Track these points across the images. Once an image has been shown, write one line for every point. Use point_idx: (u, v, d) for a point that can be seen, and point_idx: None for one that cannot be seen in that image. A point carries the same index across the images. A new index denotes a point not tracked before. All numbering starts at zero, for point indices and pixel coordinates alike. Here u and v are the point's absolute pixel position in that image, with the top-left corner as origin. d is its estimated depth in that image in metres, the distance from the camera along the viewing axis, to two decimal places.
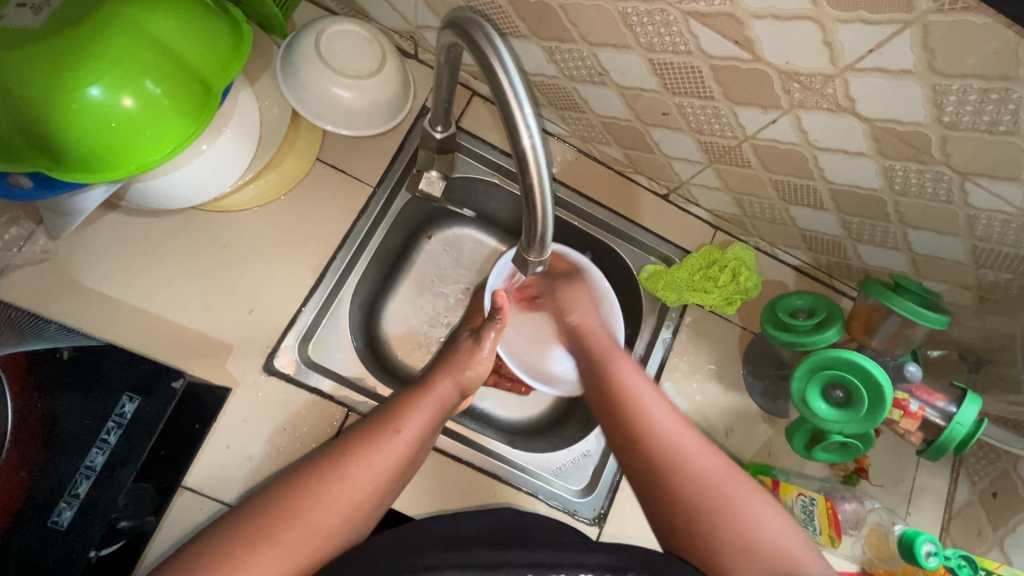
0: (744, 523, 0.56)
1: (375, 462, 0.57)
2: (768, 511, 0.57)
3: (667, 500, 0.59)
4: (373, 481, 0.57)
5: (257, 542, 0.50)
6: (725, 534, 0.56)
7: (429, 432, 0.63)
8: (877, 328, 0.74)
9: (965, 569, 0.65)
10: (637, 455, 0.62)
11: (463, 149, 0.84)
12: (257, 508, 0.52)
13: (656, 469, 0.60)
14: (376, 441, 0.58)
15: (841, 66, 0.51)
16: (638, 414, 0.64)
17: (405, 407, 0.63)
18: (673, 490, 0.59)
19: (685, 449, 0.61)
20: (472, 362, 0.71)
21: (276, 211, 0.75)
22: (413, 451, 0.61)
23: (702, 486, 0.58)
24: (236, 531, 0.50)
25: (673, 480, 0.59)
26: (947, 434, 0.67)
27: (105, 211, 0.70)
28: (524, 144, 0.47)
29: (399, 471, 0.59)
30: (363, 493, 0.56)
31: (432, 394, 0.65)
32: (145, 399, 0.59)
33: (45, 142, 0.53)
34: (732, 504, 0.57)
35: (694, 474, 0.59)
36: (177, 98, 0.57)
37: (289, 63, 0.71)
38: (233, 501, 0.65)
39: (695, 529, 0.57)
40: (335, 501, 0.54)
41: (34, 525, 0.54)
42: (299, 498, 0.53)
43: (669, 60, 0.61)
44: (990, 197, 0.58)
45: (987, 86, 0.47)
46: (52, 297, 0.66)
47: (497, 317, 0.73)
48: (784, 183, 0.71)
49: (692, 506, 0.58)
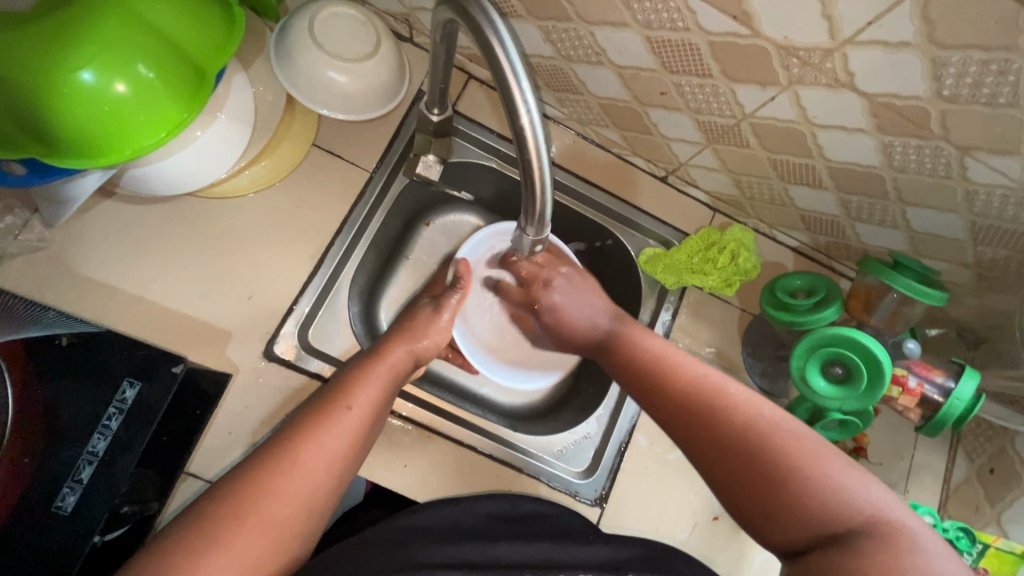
0: (795, 466, 0.53)
1: (326, 440, 0.57)
2: (822, 455, 0.53)
3: (714, 449, 0.57)
4: (328, 463, 0.56)
5: (209, 541, 0.49)
6: (779, 481, 0.52)
7: (382, 400, 0.63)
8: (877, 306, 0.74)
9: (962, 540, 0.68)
10: (676, 409, 0.62)
11: (459, 133, 0.84)
12: (209, 507, 0.51)
13: (699, 416, 0.59)
14: (325, 419, 0.58)
15: (840, 39, 0.51)
16: (680, 367, 0.65)
17: (352, 380, 0.63)
18: (720, 438, 0.57)
19: (727, 398, 0.59)
20: (426, 331, 0.74)
21: (273, 197, 0.75)
22: (368, 425, 0.61)
23: (755, 424, 0.56)
24: (191, 529, 0.49)
25: (725, 423, 0.57)
26: (945, 410, 0.67)
27: (101, 199, 0.70)
28: (522, 122, 0.47)
29: (354, 449, 0.59)
30: (317, 477, 0.55)
31: (382, 362, 0.66)
32: (146, 384, 0.58)
33: (36, 128, 0.52)
34: (788, 449, 0.54)
35: (741, 419, 0.57)
36: (171, 82, 0.56)
37: (283, 48, 0.70)
38: (214, 478, 0.66)
39: (744, 478, 0.54)
40: (290, 490, 0.53)
41: (37, 514, 0.52)
42: (252, 492, 0.52)
43: (667, 37, 0.60)
44: (990, 171, 0.57)
45: (987, 57, 0.47)
46: (50, 286, 0.66)
47: (457, 287, 0.79)
48: (783, 162, 0.71)
49: (743, 453, 0.55)
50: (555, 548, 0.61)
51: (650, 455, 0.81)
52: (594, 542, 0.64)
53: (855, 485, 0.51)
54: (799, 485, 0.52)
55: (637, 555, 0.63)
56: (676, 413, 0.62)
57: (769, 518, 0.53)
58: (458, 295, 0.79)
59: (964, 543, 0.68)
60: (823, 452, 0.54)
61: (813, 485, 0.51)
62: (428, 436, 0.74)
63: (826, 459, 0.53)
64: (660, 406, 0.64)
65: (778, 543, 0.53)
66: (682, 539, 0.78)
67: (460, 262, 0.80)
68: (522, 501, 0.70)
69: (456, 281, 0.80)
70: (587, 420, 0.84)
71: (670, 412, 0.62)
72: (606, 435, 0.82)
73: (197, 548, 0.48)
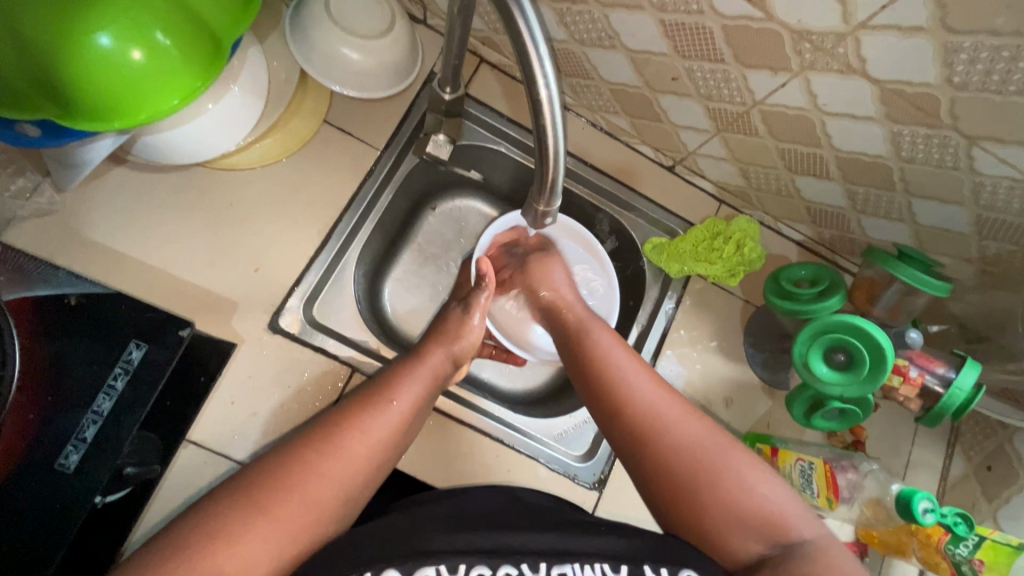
0: (736, 492, 0.53)
1: (370, 429, 0.57)
2: (764, 479, 0.54)
3: (656, 474, 0.56)
4: (370, 452, 0.57)
5: (254, 516, 0.48)
6: (721, 505, 0.53)
7: (422, 401, 0.64)
8: (880, 297, 0.75)
9: (959, 527, 0.67)
10: (625, 423, 0.59)
11: (470, 115, 0.84)
12: (258, 481, 0.51)
13: (645, 432, 0.58)
14: (370, 410, 0.59)
15: (853, 24, 0.52)
16: (621, 378, 0.62)
17: (399, 377, 0.64)
18: (655, 464, 0.56)
19: (669, 417, 0.58)
20: (463, 332, 0.74)
21: (282, 170, 0.75)
22: (408, 420, 0.61)
23: (687, 453, 0.56)
24: (226, 504, 0.49)
25: (658, 448, 0.57)
26: (946, 399, 0.68)
27: (113, 165, 0.70)
28: (540, 94, 0.48)
29: (394, 440, 0.59)
30: (360, 463, 0.55)
31: (425, 363, 0.67)
32: (152, 347, 0.58)
33: (54, 89, 0.52)
34: (724, 482, 0.54)
35: (678, 445, 0.56)
36: (185, 45, 0.55)
37: (298, 22, 0.71)
38: (244, 459, 0.66)
39: (685, 503, 0.54)
40: (334, 472, 0.53)
41: (42, 470, 0.53)
42: (288, 475, 0.51)
43: (681, 21, 0.61)
44: (997, 161, 0.58)
45: (999, 43, 0.47)
46: (59, 249, 0.67)
47: (482, 284, 0.77)
48: (791, 152, 0.71)
49: (682, 484, 0.55)
50: (564, 536, 0.53)
51: None
52: (604, 531, 0.54)
53: (789, 513, 0.53)
54: (738, 512, 0.53)
55: (650, 544, 0.52)
56: (624, 426, 0.59)
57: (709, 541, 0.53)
58: (485, 295, 0.78)
59: (962, 531, 0.67)
60: (768, 476, 0.55)
61: (749, 518, 0.52)
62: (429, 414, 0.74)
63: (768, 487, 0.54)
64: (605, 418, 0.62)
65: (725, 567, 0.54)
66: None
67: (481, 260, 0.79)
68: (531, 493, 0.66)
69: (479, 279, 0.79)
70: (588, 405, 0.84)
71: (612, 425, 0.61)
72: None
73: (246, 518, 0.48)
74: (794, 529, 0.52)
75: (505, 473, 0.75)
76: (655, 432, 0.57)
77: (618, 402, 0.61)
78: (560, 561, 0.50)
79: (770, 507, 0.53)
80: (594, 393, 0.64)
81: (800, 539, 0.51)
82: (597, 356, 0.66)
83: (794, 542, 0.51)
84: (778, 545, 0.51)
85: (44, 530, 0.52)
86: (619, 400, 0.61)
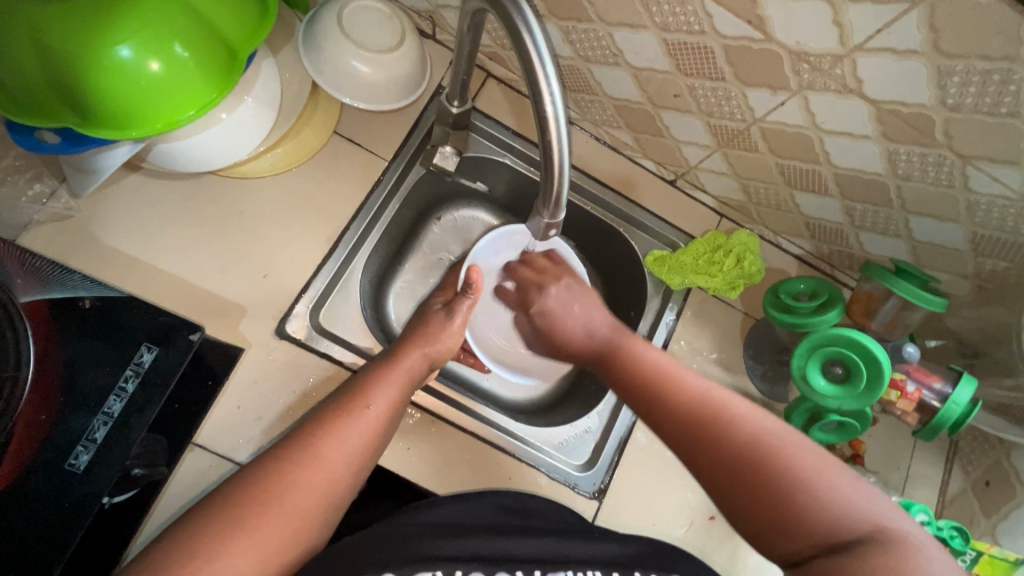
0: (790, 487, 0.51)
1: (346, 437, 0.57)
2: (822, 473, 0.51)
3: (712, 473, 0.55)
4: (347, 459, 0.57)
5: (231, 529, 0.49)
6: (778, 499, 0.51)
7: (400, 404, 0.64)
8: (878, 310, 0.77)
9: (956, 539, 0.70)
10: (678, 420, 0.59)
11: (477, 128, 0.86)
12: (237, 492, 0.52)
13: (696, 431, 0.57)
14: (344, 416, 0.59)
15: (850, 46, 0.54)
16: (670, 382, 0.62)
17: (372, 381, 0.63)
18: (709, 460, 0.55)
19: (720, 414, 0.57)
20: (440, 336, 0.72)
21: (292, 178, 0.77)
22: (385, 424, 0.61)
23: (739, 450, 0.54)
24: (208, 516, 0.50)
25: (709, 443, 0.56)
26: (942, 413, 0.69)
27: (128, 172, 0.72)
28: (546, 111, 0.49)
29: (371, 446, 0.59)
30: (338, 471, 0.56)
31: (400, 366, 0.66)
32: (163, 350, 0.59)
33: (75, 98, 0.54)
34: (779, 477, 0.51)
35: (729, 442, 0.55)
36: (202, 58, 0.57)
37: (311, 36, 0.73)
38: (244, 461, 0.67)
39: (741, 499, 0.53)
40: (309, 481, 0.54)
41: (51, 469, 0.54)
42: (271, 486, 0.52)
43: (683, 40, 0.63)
44: (991, 181, 0.60)
45: (990, 67, 0.49)
46: (73, 253, 0.68)
47: (469, 291, 0.75)
48: (790, 168, 0.73)
49: (740, 479, 0.53)
50: (560, 542, 0.59)
51: (650, 452, 0.81)
52: (600, 538, 0.62)
53: (855, 506, 0.49)
54: (793, 508, 0.50)
55: (644, 551, 0.62)
56: (684, 414, 0.59)
57: (769, 531, 0.51)
58: (469, 301, 0.76)
59: (959, 544, 0.70)
60: (834, 464, 0.53)
61: (808, 514, 0.49)
62: (432, 421, 0.75)
63: (834, 482, 0.51)
64: (658, 424, 0.61)
65: (792, 565, 0.50)
66: (678, 536, 0.78)
67: (471, 267, 0.76)
68: (530, 497, 0.67)
69: (468, 287, 0.75)
70: (589, 415, 0.85)
71: (663, 426, 0.60)
72: (607, 429, 0.83)
73: (224, 532, 0.49)
74: (860, 517, 0.49)
75: (506, 481, 0.76)
76: (711, 428, 0.56)
77: (665, 400, 0.61)
78: (554, 569, 0.56)
79: (820, 498, 0.50)
80: (643, 398, 0.63)
81: (858, 535, 0.48)
82: (638, 363, 0.66)
83: (856, 537, 0.48)
84: (838, 539, 0.48)
85: (51, 529, 0.53)
86: (670, 401, 0.61)
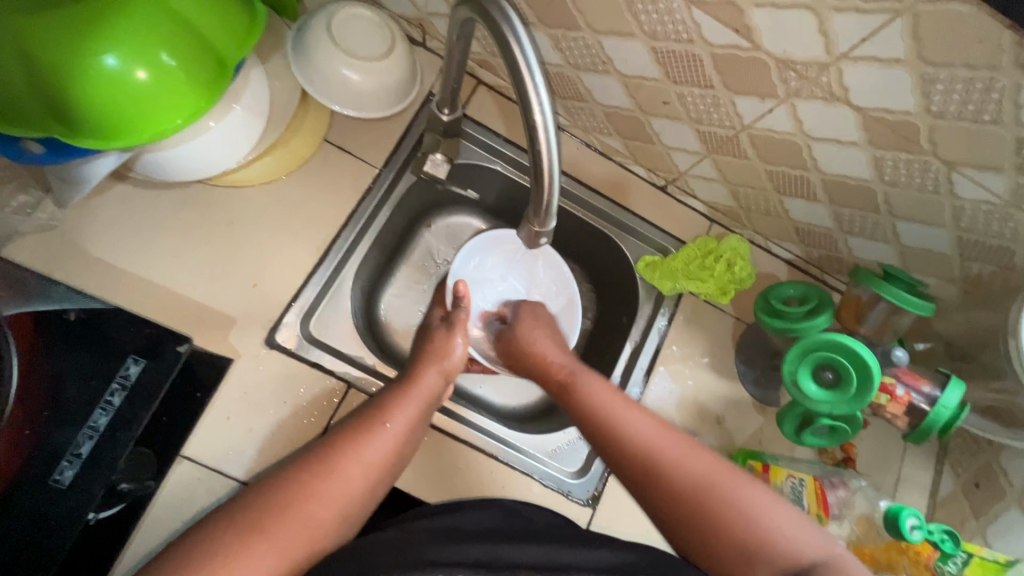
0: (741, 526, 0.55)
1: (364, 455, 0.57)
2: (771, 509, 0.56)
3: (667, 514, 0.59)
4: (365, 475, 0.57)
5: (247, 540, 0.48)
6: (730, 538, 0.55)
7: (418, 422, 0.63)
8: (867, 315, 0.77)
9: (947, 543, 0.69)
10: (630, 465, 0.62)
11: (467, 135, 0.86)
12: (248, 504, 0.51)
13: (648, 474, 0.60)
14: (363, 435, 0.59)
15: (836, 54, 0.54)
16: (619, 425, 0.64)
17: (389, 400, 0.63)
18: (663, 502, 0.59)
19: (670, 458, 0.60)
20: (448, 350, 0.72)
21: (282, 187, 0.76)
22: (402, 442, 0.61)
23: (688, 494, 0.58)
24: (226, 527, 0.49)
25: (659, 487, 0.59)
26: (931, 417, 0.69)
27: (114, 181, 0.71)
28: (535, 120, 0.49)
29: (389, 462, 0.59)
30: (356, 486, 0.56)
31: (416, 386, 0.66)
32: (150, 362, 0.58)
33: (59, 107, 0.53)
34: (729, 518, 0.56)
35: (679, 486, 0.58)
36: (190, 66, 0.57)
37: (299, 44, 0.73)
38: (245, 479, 0.66)
39: (695, 538, 0.57)
40: (328, 494, 0.54)
41: (35, 485, 0.53)
42: (286, 497, 0.52)
43: (672, 49, 0.63)
44: (975, 186, 0.60)
45: (972, 74, 0.50)
46: (59, 264, 0.67)
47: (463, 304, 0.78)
48: (779, 174, 0.74)
49: (692, 520, 0.57)
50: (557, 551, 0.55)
51: None
52: (597, 546, 0.58)
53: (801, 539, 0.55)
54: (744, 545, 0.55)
55: (648, 556, 0.57)
56: (633, 465, 0.61)
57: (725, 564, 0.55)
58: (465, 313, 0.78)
59: (950, 547, 0.69)
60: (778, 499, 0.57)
61: (761, 549, 0.54)
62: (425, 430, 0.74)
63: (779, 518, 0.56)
64: (614, 465, 0.63)
65: None
66: None
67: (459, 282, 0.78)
68: (530, 513, 0.65)
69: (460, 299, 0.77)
70: None
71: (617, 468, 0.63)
72: None
73: (240, 540, 0.48)
74: (805, 549, 0.54)
75: (499, 490, 0.75)
76: (662, 472, 0.60)
77: (618, 443, 0.63)
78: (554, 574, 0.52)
79: (769, 534, 0.55)
80: (597, 439, 0.65)
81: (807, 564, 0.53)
82: (592, 403, 0.67)
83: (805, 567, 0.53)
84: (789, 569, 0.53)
85: (33, 546, 0.52)
86: (622, 444, 0.63)
